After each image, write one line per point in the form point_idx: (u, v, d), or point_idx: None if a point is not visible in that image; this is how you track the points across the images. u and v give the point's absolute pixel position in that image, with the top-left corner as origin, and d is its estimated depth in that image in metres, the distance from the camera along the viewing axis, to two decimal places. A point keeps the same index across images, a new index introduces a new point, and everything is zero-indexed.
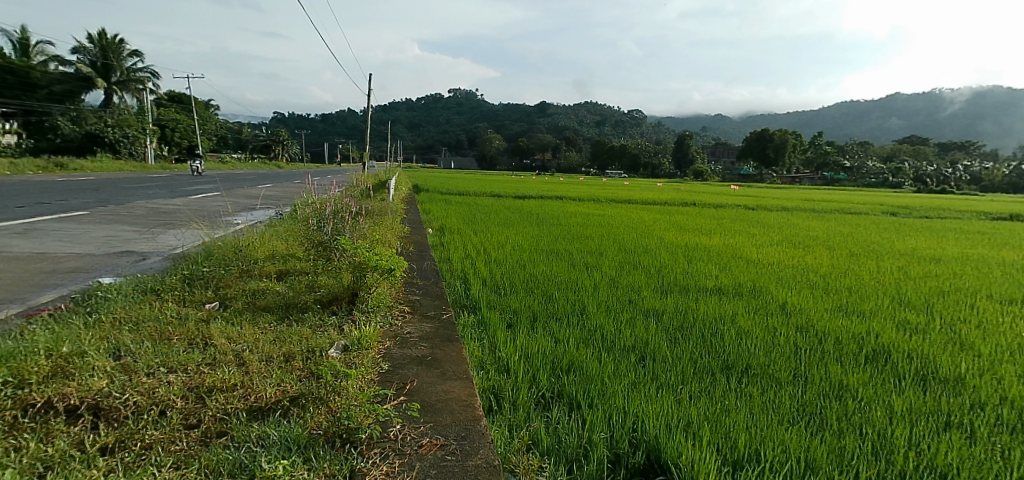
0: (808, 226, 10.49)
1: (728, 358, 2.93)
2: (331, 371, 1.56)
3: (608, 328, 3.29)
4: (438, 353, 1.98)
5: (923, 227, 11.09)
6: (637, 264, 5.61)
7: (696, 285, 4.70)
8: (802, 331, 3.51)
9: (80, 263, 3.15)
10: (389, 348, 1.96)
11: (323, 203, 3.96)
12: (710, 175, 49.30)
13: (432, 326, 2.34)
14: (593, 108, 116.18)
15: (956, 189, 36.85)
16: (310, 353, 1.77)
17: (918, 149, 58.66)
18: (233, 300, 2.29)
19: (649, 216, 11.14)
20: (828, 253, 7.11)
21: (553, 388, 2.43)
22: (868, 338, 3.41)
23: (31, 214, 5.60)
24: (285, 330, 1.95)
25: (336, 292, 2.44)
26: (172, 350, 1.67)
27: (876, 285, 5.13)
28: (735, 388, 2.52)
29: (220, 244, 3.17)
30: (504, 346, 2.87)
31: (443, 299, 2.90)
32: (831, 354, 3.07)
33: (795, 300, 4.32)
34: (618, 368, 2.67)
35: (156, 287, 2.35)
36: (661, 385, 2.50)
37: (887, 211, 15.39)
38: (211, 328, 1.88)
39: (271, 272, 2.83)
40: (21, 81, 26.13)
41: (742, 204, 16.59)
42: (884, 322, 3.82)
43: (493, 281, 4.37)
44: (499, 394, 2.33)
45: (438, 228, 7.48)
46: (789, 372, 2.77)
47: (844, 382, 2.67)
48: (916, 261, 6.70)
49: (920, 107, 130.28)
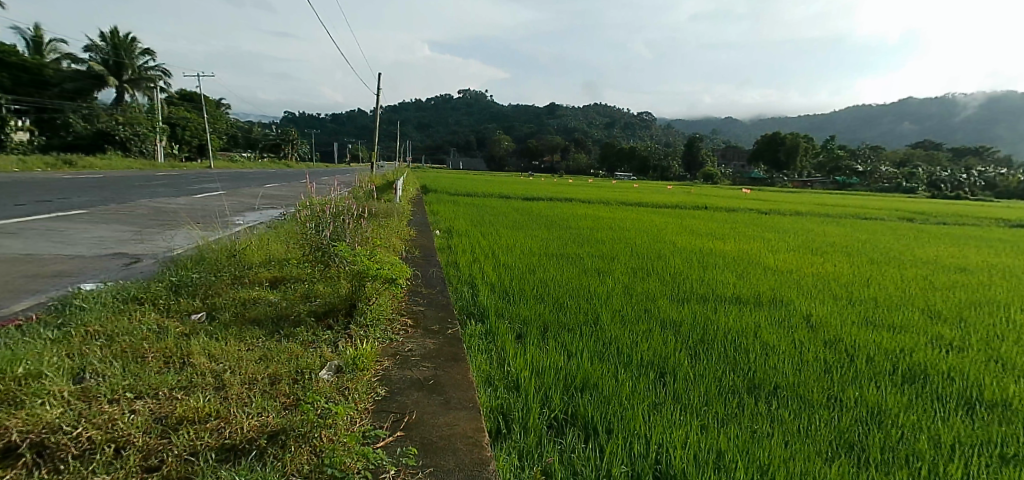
0: (825, 232, 10.21)
1: (755, 376, 2.72)
2: (314, 403, 1.37)
3: (624, 340, 3.09)
4: (442, 376, 1.79)
5: (943, 234, 10.77)
6: (649, 270, 5.40)
7: (714, 294, 4.49)
8: (829, 346, 3.29)
9: (64, 267, 2.97)
10: (387, 369, 1.77)
11: (324, 204, 3.78)
12: (720, 179, 49.12)
13: (437, 343, 2.15)
14: (603, 110, 116.72)
15: (970, 195, 36.40)
16: (297, 376, 1.57)
17: (931, 153, 57.92)
18: (220, 311, 2.12)
19: (661, 220, 10.91)
20: (848, 261, 6.85)
21: (566, 409, 2.24)
22: (902, 355, 3.19)
23: (27, 212, 5.47)
24: (274, 347, 1.77)
25: (334, 303, 2.26)
26: (144, 371, 1.50)
27: (904, 297, 4.87)
28: (764, 412, 2.33)
29: (213, 248, 2.99)
30: (514, 360, 2.69)
31: (449, 311, 2.71)
32: (864, 373, 2.86)
33: (819, 312, 4.10)
34: (637, 387, 2.47)
35: (139, 295, 2.18)
36: (685, 408, 2.30)
37: (902, 217, 15.06)
38: (191, 344, 1.70)
39: (263, 279, 2.66)
40: (33, 78, 26.94)
41: (755, 207, 16.32)
42: (917, 337, 3.59)
43: (500, 287, 4.18)
44: (508, 415, 2.15)
45: (444, 230, 7.35)
46: (821, 394, 2.57)
47: (882, 407, 2.47)
48: (939, 270, 6.44)
49: (934, 110, 128.54)
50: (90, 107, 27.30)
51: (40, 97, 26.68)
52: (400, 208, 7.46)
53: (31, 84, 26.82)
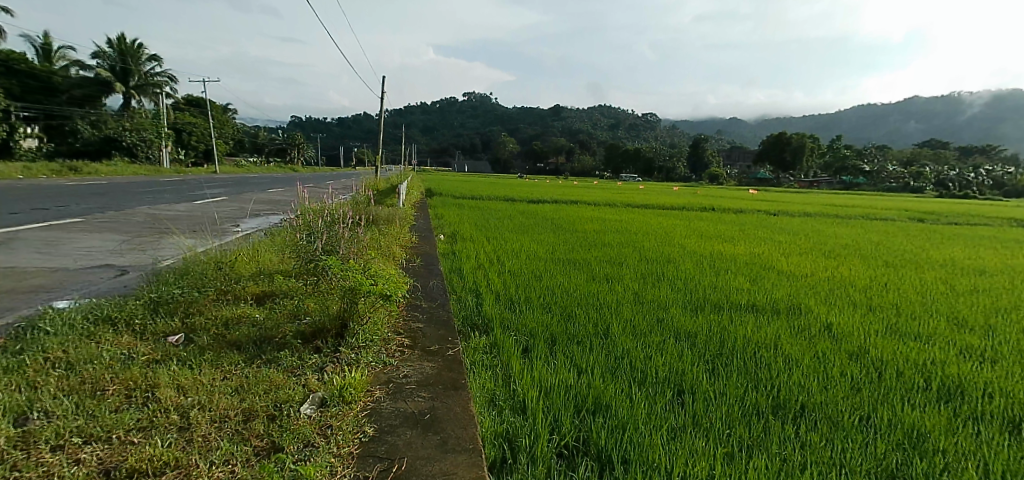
0: (836, 233, 9.95)
1: (780, 395, 2.53)
2: (280, 462, 1.24)
3: (637, 355, 2.90)
4: (440, 408, 1.61)
5: (957, 235, 10.50)
6: (659, 276, 5.20)
7: (728, 302, 4.29)
8: (855, 359, 3.09)
9: (45, 280, 2.83)
10: (378, 401, 1.61)
11: (322, 211, 3.61)
12: (724, 180, 48.90)
13: (435, 367, 1.96)
14: (608, 111, 117.00)
15: (980, 195, 35.85)
16: (273, 412, 1.47)
17: (938, 152, 57.50)
18: (200, 333, 1.98)
19: (668, 223, 10.71)
20: (862, 264, 6.62)
21: (577, 434, 2.06)
22: (935, 368, 2.98)
23: (21, 221, 5.36)
24: (252, 376, 1.65)
25: (323, 323, 2.09)
26: (99, 408, 1.39)
27: (926, 303, 4.64)
28: (786, 435, 2.16)
29: (200, 259, 2.83)
30: (521, 376, 2.51)
31: (449, 328, 2.52)
32: (896, 389, 2.67)
33: (840, 321, 3.89)
34: (655, 409, 2.27)
35: (113, 315, 2.04)
36: (708, 432, 2.13)
37: (914, 218, 14.75)
38: (158, 374, 1.59)
39: (250, 295, 2.50)
40: (43, 85, 27.33)
41: (764, 208, 16.03)
42: (945, 347, 3.39)
43: (506, 296, 3.99)
44: (514, 442, 1.97)
45: (448, 235, 7.18)
46: (852, 414, 2.37)
47: (920, 429, 2.27)
48: (956, 272, 6.21)
49: (941, 109, 127.54)
50: (98, 113, 27.42)
51: (49, 104, 26.95)
52: (401, 213, 7.29)
53: (40, 91, 27.16)
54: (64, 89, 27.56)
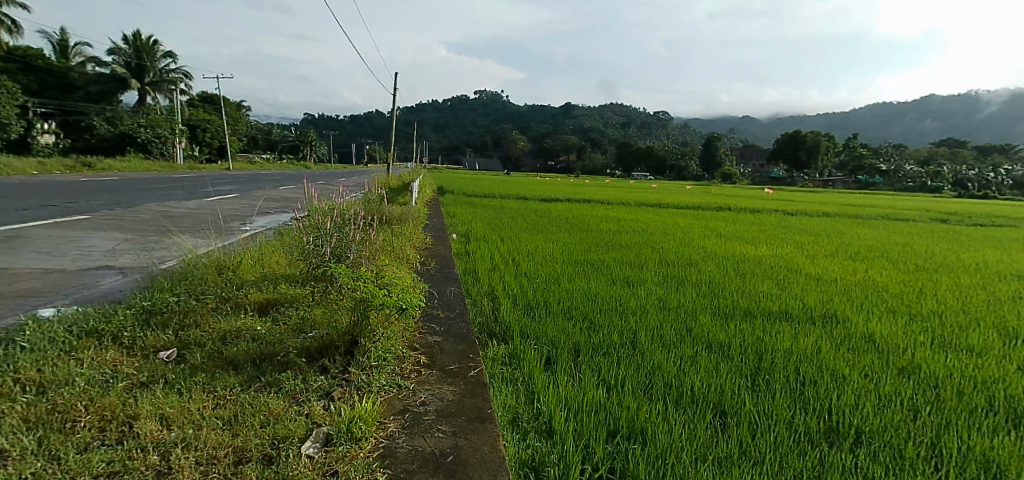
0: (860, 235, 9.62)
1: (830, 418, 2.30)
2: None
3: (669, 368, 2.67)
4: (463, 446, 1.43)
5: (985, 237, 10.11)
6: (682, 279, 4.95)
7: (758, 308, 4.03)
8: (907, 375, 2.83)
9: (38, 283, 2.67)
10: (392, 438, 1.43)
11: (332, 211, 3.41)
12: (738, 179, 48.31)
13: (456, 392, 1.75)
14: (620, 110, 116.55)
15: (1001, 195, 34.93)
16: (270, 452, 1.32)
17: (958, 151, 56.23)
18: (194, 349, 1.82)
19: (685, 222, 10.44)
20: (891, 267, 6.35)
21: (611, 465, 1.84)
22: (997, 387, 2.71)
23: (28, 217, 5.25)
24: (250, 404, 1.50)
25: (331, 338, 1.90)
26: (65, 449, 1.27)
27: (969, 311, 4.36)
28: (837, 465, 1.94)
29: (200, 262, 2.64)
30: (545, 393, 2.29)
31: (469, 343, 2.31)
32: (957, 411, 2.42)
33: (881, 330, 3.64)
34: (696, 434, 2.05)
35: (99, 327, 1.88)
36: (755, 464, 1.90)
37: (938, 218, 14.26)
38: (141, 402, 1.45)
39: (253, 303, 2.31)
40: (59, 81, 27.49)
41: (782, 208, 15.63)
42: (1000, 362, 3.13)
43: (524, 300, 3.77)
44: (540, 472, 1.77)
45: (461, 234, 7.01)
46: (912, 441, 2.13)
47: (995, 461, 2.03)
48: (991, 277, 5.91)
49: (960, 108, 125.35)
50: (113, 109, 27.59)
51: (65, 99, 27.13)
52: (414, 211, 7.15)
53: (57, 87, 27.35)
54: (80, 85, 27.73)
